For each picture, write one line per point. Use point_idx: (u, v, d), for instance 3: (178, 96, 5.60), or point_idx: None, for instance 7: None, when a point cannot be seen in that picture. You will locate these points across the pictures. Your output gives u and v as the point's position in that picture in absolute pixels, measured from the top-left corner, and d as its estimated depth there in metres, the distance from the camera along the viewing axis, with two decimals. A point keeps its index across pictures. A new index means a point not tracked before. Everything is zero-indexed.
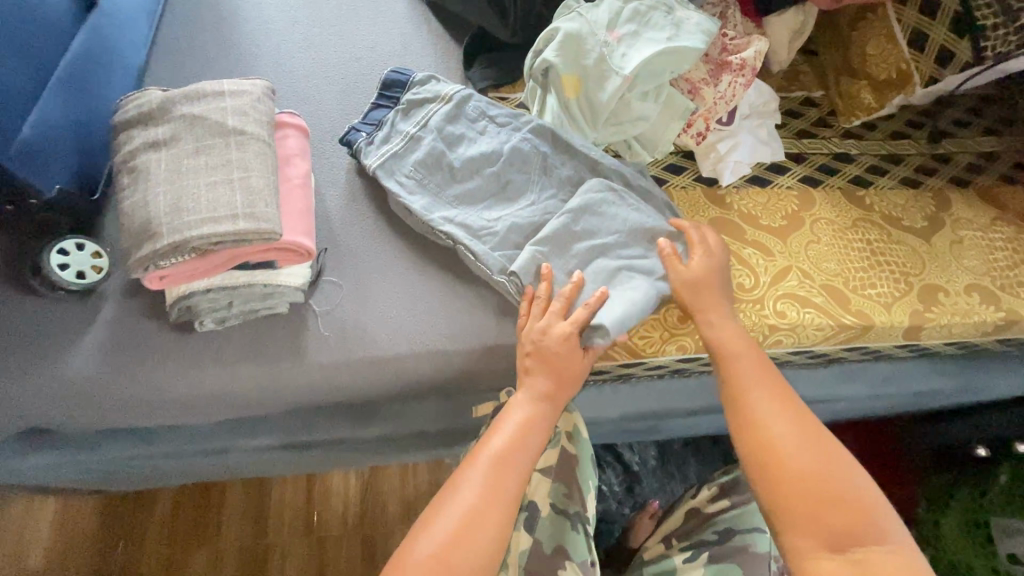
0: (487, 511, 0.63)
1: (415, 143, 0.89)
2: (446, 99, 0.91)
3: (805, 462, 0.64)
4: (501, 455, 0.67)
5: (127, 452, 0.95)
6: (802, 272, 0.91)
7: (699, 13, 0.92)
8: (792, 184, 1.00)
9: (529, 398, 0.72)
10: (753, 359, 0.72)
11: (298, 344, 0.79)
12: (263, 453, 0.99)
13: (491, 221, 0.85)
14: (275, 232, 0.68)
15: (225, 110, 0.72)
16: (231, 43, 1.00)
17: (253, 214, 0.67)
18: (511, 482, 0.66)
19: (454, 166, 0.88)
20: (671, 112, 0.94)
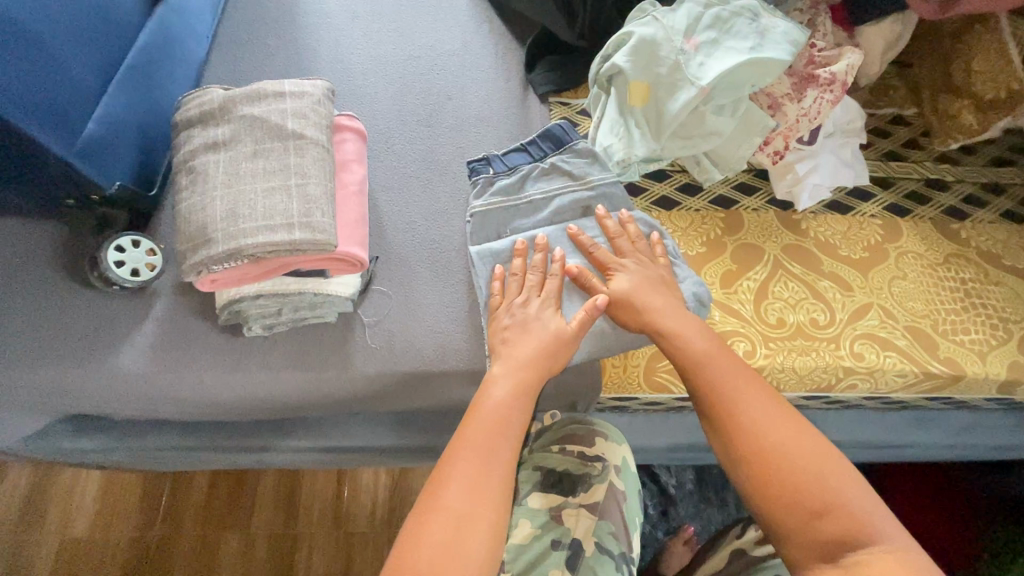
0: (483, 492, 0.60)
1: (530, 211, 0.83)
2: (586, 184, 0.84)
3: (788, 468, 0.60)
4: (487, 426, 0.63)
5: (171, 441, 0.96)
6: (884, 311, 0.83)
7: (787, 22, 0.85)
8: (875, 212, 0.91)
9: (512, 370, 0.68)
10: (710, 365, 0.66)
11: (345, 356, 0.77)
12: (301, 453, 0.98)
13: None
14: (330, 243, 0.65)
15: (285, 113, 0.70)
16: (293, 38, 0.99)
17: (309, 224, 0.65)
18: (499, 459, 0.62)
19: (532, 200, 0.84)
20: (748, 128, 0.87)
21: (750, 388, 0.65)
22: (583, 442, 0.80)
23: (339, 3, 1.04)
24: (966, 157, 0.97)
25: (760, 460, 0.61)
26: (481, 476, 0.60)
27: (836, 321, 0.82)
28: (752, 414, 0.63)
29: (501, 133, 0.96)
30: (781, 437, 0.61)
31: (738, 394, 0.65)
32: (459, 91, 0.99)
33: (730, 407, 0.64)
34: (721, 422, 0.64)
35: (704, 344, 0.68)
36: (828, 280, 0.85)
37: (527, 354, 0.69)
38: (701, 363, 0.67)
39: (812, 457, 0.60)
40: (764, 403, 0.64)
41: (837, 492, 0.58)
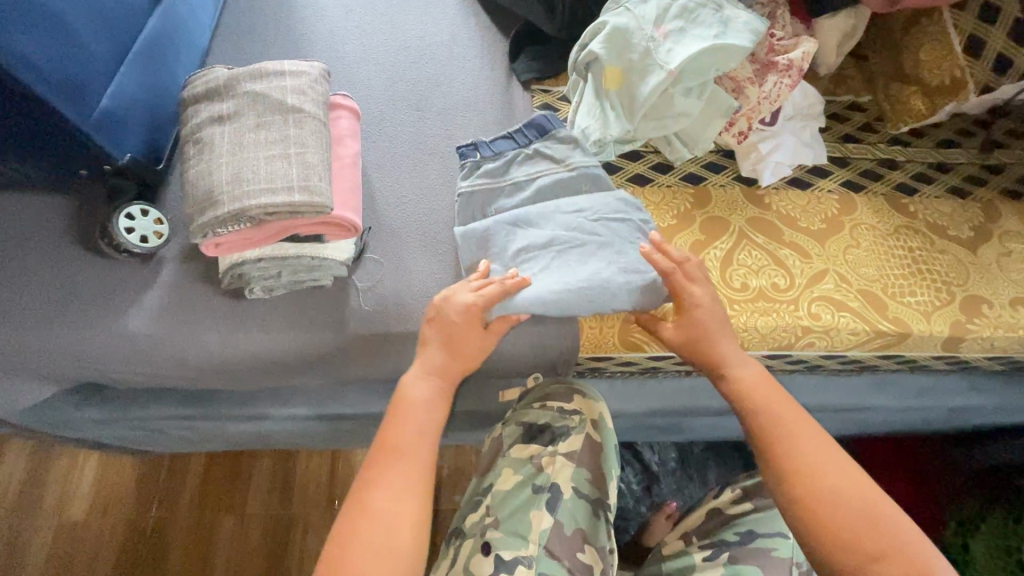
0: (406, 492, 0.69)
1: (515, 192, 0.90)
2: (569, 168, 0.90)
3: (848, 511, 0.66)
4: (407, 441, 0.72)
5: (173, 411, 1.00)
6: (839, 277, 0.90)
7: (747, 13, 0.93)
8: (833, 188, 0.98)
9: (423, 370, 0.77)
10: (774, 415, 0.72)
11: (340, 318, 0.83)
12: (298, 421, 1.04)
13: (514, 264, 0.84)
14: (327, 206, 0.71)
15: (285, 89, 0.76)
16: (291, 29, 1.05)
17: (307, 188, 0.71)
18: (414, 460, 0.71)
19: (517, 183, 0.90)
20: (714, 110, 0.94)
21: (805, 432, 0.71)
22: (562, 398, 0.86)
23: None
24: (917, 140, 1.05)
25: (818, 505, 0.67)
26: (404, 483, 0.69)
27: (795, 286, 0.88)
28: (810, 458, 0.69)
29: (486, 117, 1.02)
30: (837, 482, 0.67)
31: (797, 438, 0.71)
32: (447, 78, 1.06)
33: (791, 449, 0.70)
34: (779, 464, 0.70)
35: (762, 390, 0.74)
36: (789, 249, 0.92)
37: (438, 357, 0.77)
38: (759, 403, 0.74)
39: (868, 503, 0.66)
40: (819, 450, 0.70)
41: (894, 537, 0.65)
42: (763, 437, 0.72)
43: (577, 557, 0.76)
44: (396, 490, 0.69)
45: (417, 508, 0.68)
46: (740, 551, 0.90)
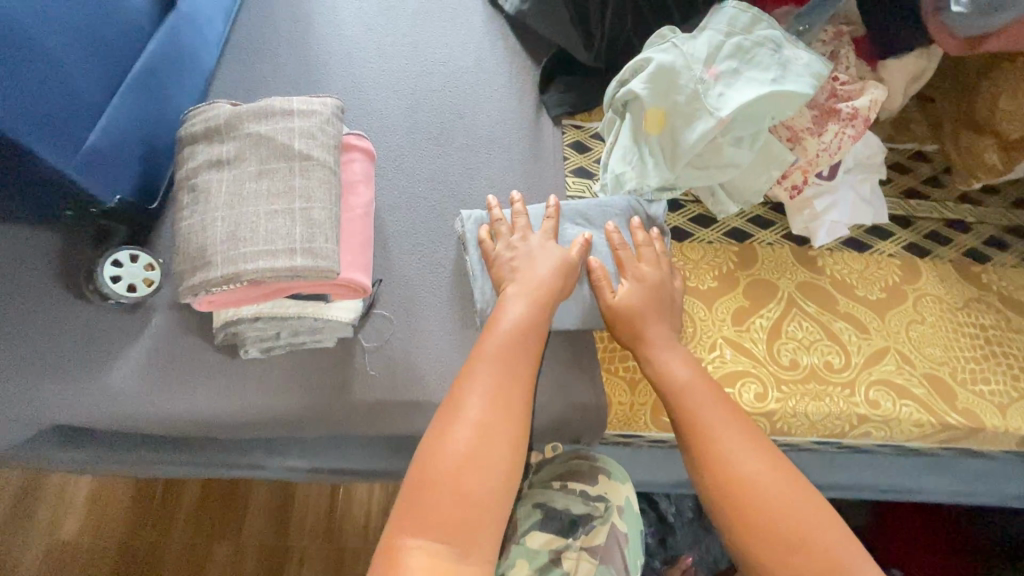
0: (506, 404, 0.61)
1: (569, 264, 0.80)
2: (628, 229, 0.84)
3: (762, 495, 0.58)
4: (506, 344, 0.65)
5: (161, 456, 0.93)
6: (901, 356, 0.80)
7: (810, 55, 0.83)
8: (894, 252, 0.89)
9: (522, 288, 0.71)
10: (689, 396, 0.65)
11: (343, 381, 0.75)
12: (293, 472, 0.96)
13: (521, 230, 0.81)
14: (333, 270, 0.63)
15: (293, 131, 0.68)
16: (305, 50, 0.98)
17: (311, 250, 0.62)
18: (517, 372, 0.63)
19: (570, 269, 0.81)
20: (766, 161, 0.85)
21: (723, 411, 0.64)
22: (586, 479, 0.79)
23: (354, 16, 1.04)
24: (988, 198, 0.95)
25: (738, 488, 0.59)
26: (502, 399, 0.61)
27: (850, 366, 0.79)
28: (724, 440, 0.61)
29: (513, 154, 0.94)
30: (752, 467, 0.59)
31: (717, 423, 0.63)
32: (472, 109, 0.98)
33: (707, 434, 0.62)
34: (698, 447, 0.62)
35: (679, 373, 0.67)
36: (844, 321, 0.82)
37: (542, 277, 0.72)
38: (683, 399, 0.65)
39: (784, 489, 0.58)
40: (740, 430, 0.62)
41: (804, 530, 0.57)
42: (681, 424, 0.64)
43: None
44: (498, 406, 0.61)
45: (525, 422, 0.61)
46: None
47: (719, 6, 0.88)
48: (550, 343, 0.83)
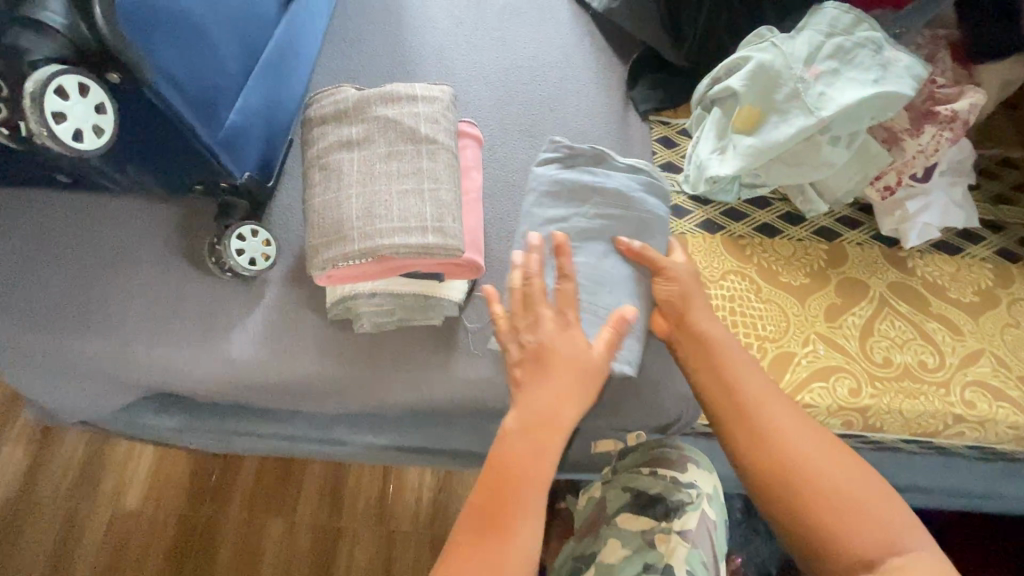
0: (513, 537, 0.61)
1: (588, 242, 0.80)
2: (613, 189, 0.82)
3: (830, 481, 0.62)
4: (513, 465, 0.64)
5: (249, 426, 0.96)
6: (997, 359, 0.80)
7: (911, 58, 0.84)
8: (986, 256, 0.89)
9: (530, 398, 0.68)
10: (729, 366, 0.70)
11: (448, 360, 0.78)
12: (373, 448, 0.98)
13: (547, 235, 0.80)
14: (460, 249, 0.65)
15: (419, 116, 0.70)
16: (402, 42, 1.02)
17: (442, 229, 0.65)
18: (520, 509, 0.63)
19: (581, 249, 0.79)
20: (860, 162, 0.86)
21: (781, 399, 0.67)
22: (676, 467, 0.80)
23: (445, 10, 1.08)
24: None
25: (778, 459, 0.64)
26: (506, 530, 0.62)
27: (941, 369, 0.79)
28: (786, 429, 0.65)
29: (602, 147, 0.96)
30: (820, 464, 0.63)
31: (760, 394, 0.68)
32: (561, 104, 1.00)
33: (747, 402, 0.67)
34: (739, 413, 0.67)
35: (739, 365, 0.69)
36: (937, 322, 0.83)
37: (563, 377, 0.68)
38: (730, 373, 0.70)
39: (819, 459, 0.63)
40: (801, 421, 0.66)
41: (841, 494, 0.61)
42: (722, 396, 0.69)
43: None
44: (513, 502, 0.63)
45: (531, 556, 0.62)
46: None
47: (818, 7, 0.89)
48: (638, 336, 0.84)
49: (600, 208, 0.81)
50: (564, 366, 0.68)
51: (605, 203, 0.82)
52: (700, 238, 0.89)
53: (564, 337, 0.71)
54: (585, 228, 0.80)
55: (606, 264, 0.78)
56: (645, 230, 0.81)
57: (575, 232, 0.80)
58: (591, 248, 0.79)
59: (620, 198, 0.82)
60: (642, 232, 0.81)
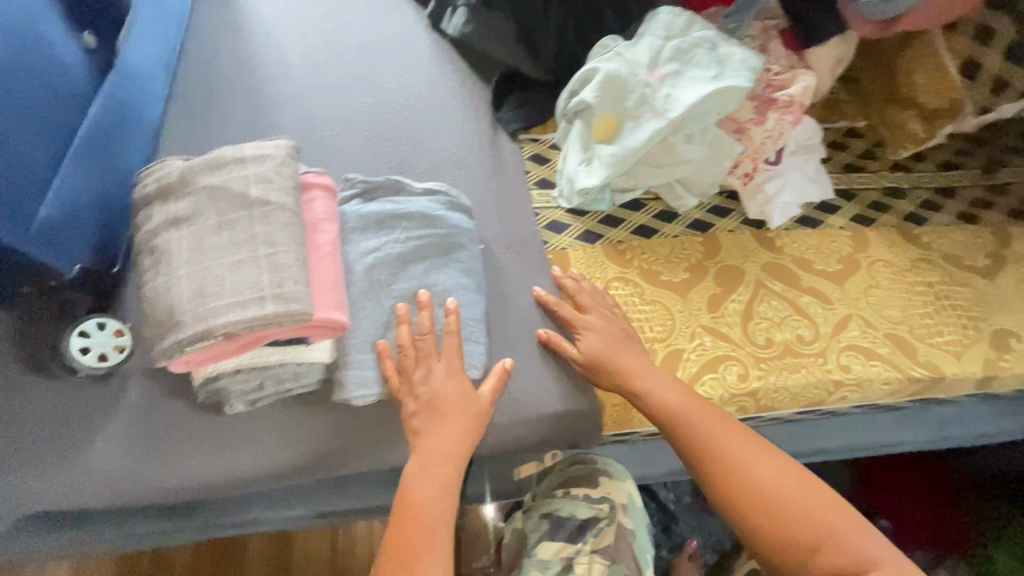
0: None
1: (412, 261, 0.76)
2: (416, 215, 0.78)
3: (781, 506, 0.64)
4: (417, 523, 0.63)
5: (145, 530, 0.86)
6: (864, 321, 0.85)
7: (745, 50, 0.88)
8: (844, 224, 0.95)
9: (427, 453, 0.67)
10: (686, 421, 0.71)
11: (339, 425, 0.74)
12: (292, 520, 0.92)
13: (370, 271, 0.74)
14: (307, 313, 0.62)
15: (248, 179, 0.67)
16: (255, 95, 0.98)
17: (282, 295, 0.61)
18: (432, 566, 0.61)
19: (403, 272, 0.75)
20: (717, 154, 0.89)
21: (711, 421, 0.71)
22: (588, 483, 0.80)
23: (300, 54, 1.05)
24: (919, 164, 1.02)
25: (743, 496, 0.65)
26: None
27: (808, 338, 0.83)
28: (750, 462, 0.67)
29: (474, 173, 0.95)
30: (793, 495, 0.65)
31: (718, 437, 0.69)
32: (431, 134, 0.98)
33: (712, 451, 0.68)
34: (709, 465, 0.68)
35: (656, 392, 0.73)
36: (809, 295, 0.87)
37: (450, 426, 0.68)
38: (689, 426, 0.70)
39: (796, 492, 0.65)
40: (747, 443, 0.68)
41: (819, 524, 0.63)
42: (691, 452, 0.70)
43: None
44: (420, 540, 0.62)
45: None
46: None
47: (654, 12, 0.92)
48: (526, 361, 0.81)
49: (411, 230, 0.77)
50: (451, 411, 0.69)
51: (410, 226, 0.78)
52: (581, 251, 0.91)
53: (452, 379, 0.70)
54: (404, 251, 0.76)
55: (431, 279, 0.76)
56: (460, 243, 0.79)
57: (395, 259, 0.75)
58: (413, 269, 0.76)
59: (427, 218, 0.78)
60: (453, 244, 0.78)
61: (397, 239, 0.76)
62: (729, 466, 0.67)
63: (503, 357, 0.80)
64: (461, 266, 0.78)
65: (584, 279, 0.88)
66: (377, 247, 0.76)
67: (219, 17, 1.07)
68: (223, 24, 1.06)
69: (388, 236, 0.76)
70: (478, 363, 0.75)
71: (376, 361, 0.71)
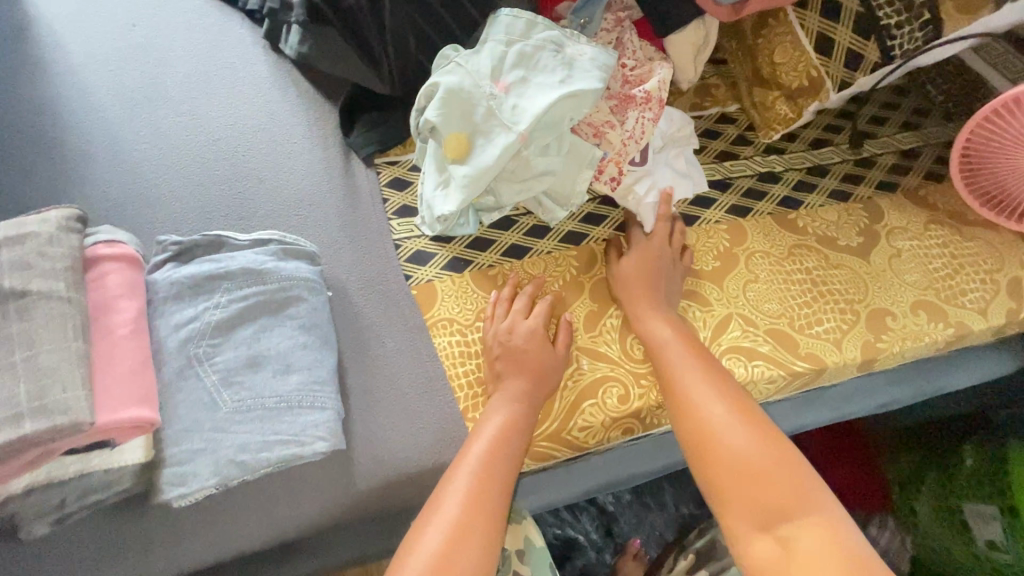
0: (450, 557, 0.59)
1: (235, 328, 0.67)
2: (240, 271, 0.69)
3: (731, 442, 0.64)
4: (472, 487, 0.64)
5: None
6: (744, 320, 0.82)
7: (593, 47, 0.82)
8: (720, 218, 0.91)
9: (488, 427, 0.70)
10: (668, 355, 0.74)
11: (180, 527, 0.66)
12: None
13: (189, 346, 0.65)
14: (78, 422, 0.51)
15: (1, 267, 0.56)
16: (61, 150, 0.87)
17: (43, 406, 0.51)
18: (475, 531, 0.62)
19: (226, 345, 0.66)
20: (577, 162, 0.83)
21: (717, 389, 0.69)
22: None
23: (115, 94, 0.93)
24: (791, 144, 1.00)
25: (703, 433, 0.66)
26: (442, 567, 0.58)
27: (701, 340, 0.80)
28: (704, 399, 0.68)
29: (325, 209, 0.87)
30: (743, 435, 0.64)
31: (689, 374, 0.71)
32: (274, 170, 0.89)
33: (678, 386, 0.71)
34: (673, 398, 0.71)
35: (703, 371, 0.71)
36: (688, 299, 0.84)
37: (522, 385, 0.73)
38: (671, 363, 0.73)
39: (749, 432, 0.65)
40: (711, 385, 0.70)
41: (769, 465, 0.62)
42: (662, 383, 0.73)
43: None
44: (470, 556, 0.60)
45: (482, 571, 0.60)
46: None
47: (495, 16, 0.85)
48: (394, 417, 0.73)
49: (234, 290, 0.68)
50: (528, 365, 0.74)
51: (236, 284, 0.69)
52: (449, 282, 0.83)
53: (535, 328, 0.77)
54: (225, 317, 0.67)
55: (261, 344, 0.67)
56: (294, 296, 0.70)
57: (218, 327, 0.66)
58: (239, 336, 0.67)
59: (253, 274, 0.70)
60: (285, 299, 0.70)
61: (219, 304, 0.67)
62: (685, 403, 0.69)
63: (365, 415, 0.73)
64: (298, 322, 0.69)
65: (452, 313, 0.81)
66: (195, 316, 0.66)
67: (14, 61, 0.94)
68: (19, 69, 0.93)
69: (208, 301, 0.67)
70: (325, 432, 0.65)
71: (198, 453, 0.61)
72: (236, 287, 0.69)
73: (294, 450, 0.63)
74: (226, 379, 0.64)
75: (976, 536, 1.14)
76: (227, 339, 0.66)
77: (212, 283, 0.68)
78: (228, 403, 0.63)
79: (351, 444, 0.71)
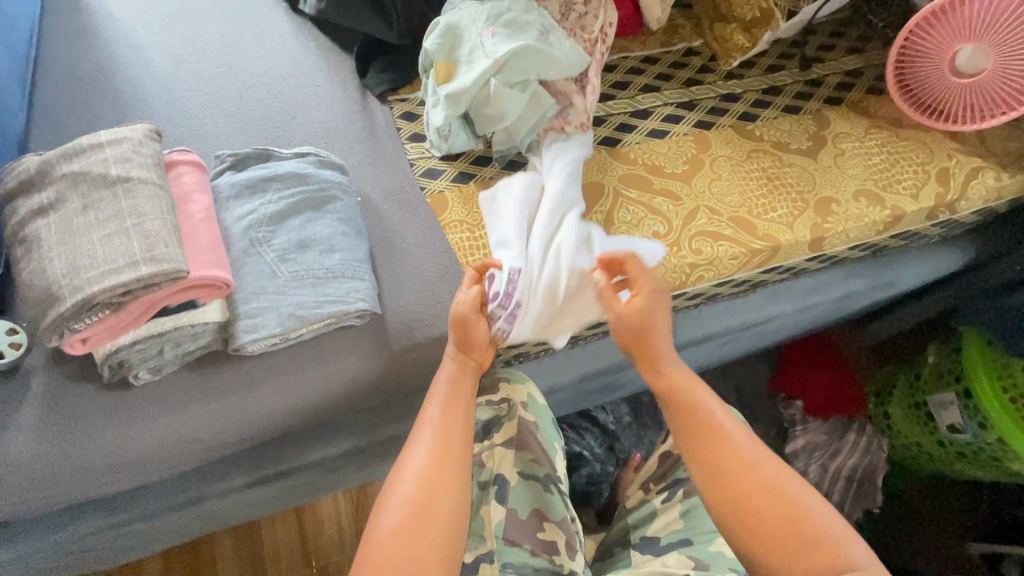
0: (421, 510, 0.67)
1: (284, 219, 0.82)
2: (286, 175, 0.84)
3: (758, 495, 0.68)
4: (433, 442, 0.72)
5: (75, 537, 0.84)
6: (709, 210, 0.97)
7: (570, 45, 0.95)
8: (688, 130, 1.06)
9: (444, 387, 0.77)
10: (687, 402, 0.77)
11: (248, 381, 0.79)
12: (233, 504, 0.92)
13: (252, 232, 0.80)
14: (182, 269, 0.68)
15: (107, 161, 0.71)
16: (118, 94, 1.01)
17: (154, 257, 0.67)
18: (443, 481, 0.69)
19: (281, 231, 0.81)
20: (537, 106, 0.96)
21: (735, 446, 0.72)
22: (488, 390, 0.89)
23: (159, 52, 1.07)
24: (748, 71, 1.14)
25: (730, 487, 0.70)
26: (416, 515, 0.67)
27: (674, 227, 0.95)
28: (728, 455, 0.72)
29: (348, 138, 1.01)
30: (768, 481, 0.69)
31: (715, 428, 0.74)
32: (302, 108, 1.03)
33: (697, 430, 0.75)
34: (698, 445, 0.74)
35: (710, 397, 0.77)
36: (661, 197, 0.98)
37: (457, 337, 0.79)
38: (689, 409, 0.76)
39: (770, 481, 0.69)
40: (734, 443, 0.73)
41: (796, 510, 0.67)
42: (683, 428, 0.76)
43: (538, 536, 0.83)
44: (435, 519, 0.67)
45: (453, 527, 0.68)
46: (691, 483, 0.95)
47: None
48: (418, 294, 0.87)
49: (283, 190, 0.83)
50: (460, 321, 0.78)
51: (284, 185, 0.84)
52: (457, 191, 0.97)
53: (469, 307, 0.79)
54: (277, 210, 0.82)
55: (309, 230, 0.82)
56: (332, 195, 0.85)
57: (275, 218, 0.81)
58: (291, 224, 0.82)
59: (297, 176, 0.85)
60: (325, 197, 0.85)
61: (272, 199, 0.82)
62: (711, 455, 0.72)
63: (395, 293, 0.87)
64: (337, 215, 0.84)
65: (461, 215, 0.95)
66: (252, 210, 0.81)
67: (74, 27, 1.09)
68: (76, 34, 1.08)
69: (261, 200, 0.82)
70: (365, 296, 0.80)
71: (268, 310, 0.76)
72: (283, 188, 0.84)
73: (340, 307, 0.78)
74: (285, 255, 0.79)
75: (940, 423, 1.21)
76: (282, 228, 0.81)
77: (266, 183, 0.83)
78: (285, 273, 0.78)
79: (385, 314, 0.86)
